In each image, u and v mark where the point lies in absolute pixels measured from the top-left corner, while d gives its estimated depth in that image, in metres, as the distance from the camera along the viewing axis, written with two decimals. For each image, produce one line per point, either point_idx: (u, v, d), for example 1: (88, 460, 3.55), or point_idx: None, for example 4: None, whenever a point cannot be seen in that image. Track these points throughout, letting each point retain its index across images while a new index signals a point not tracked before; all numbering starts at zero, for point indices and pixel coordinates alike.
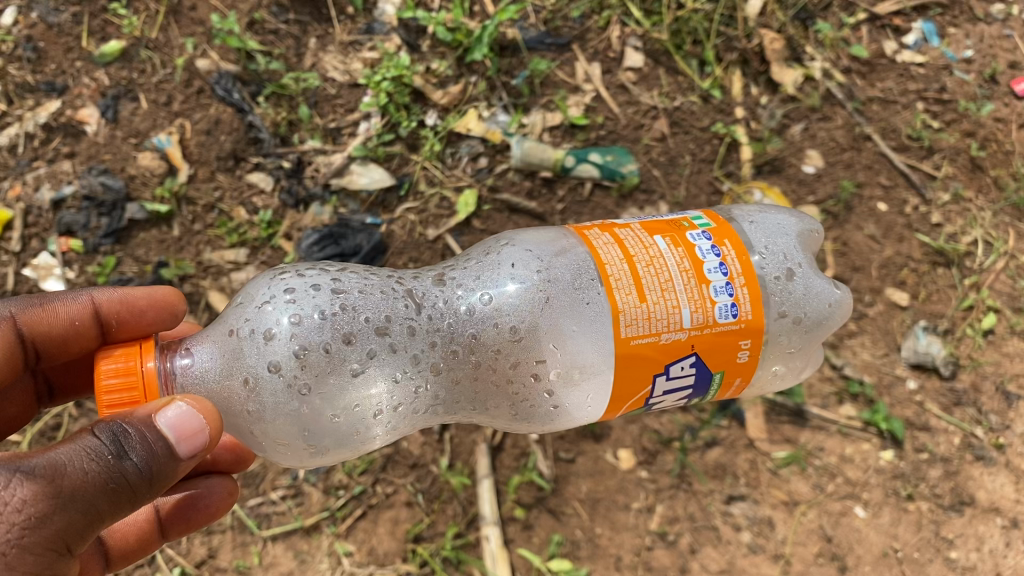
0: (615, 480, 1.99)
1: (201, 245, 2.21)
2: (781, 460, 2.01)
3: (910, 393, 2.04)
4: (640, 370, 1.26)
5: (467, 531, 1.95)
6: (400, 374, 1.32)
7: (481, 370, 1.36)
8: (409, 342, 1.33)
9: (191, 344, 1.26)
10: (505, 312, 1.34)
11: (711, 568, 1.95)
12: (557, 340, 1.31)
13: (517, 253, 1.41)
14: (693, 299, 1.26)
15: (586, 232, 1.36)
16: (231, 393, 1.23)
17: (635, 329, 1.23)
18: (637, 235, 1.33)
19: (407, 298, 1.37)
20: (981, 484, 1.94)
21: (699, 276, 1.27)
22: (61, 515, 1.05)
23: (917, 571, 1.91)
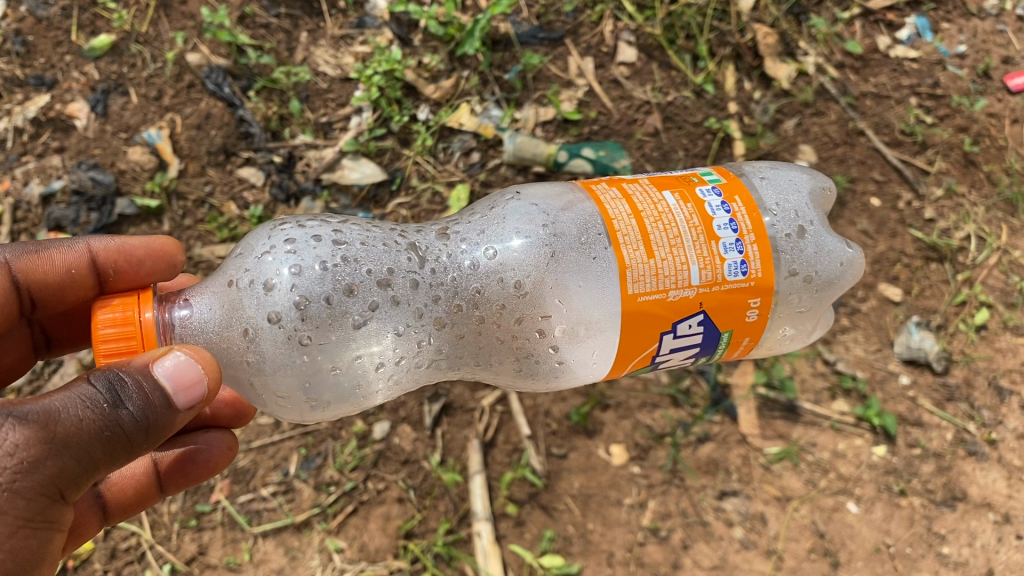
0: (608, 476, 1.99)
1: (191, 240, 2.19)
2: (774, 456, 2.01)
3: (903, 389, 2.04)
4: (647, 328, 1.26)
5: (458, 527, 1.94)
6: (403, 328, 1.31)
7: (485, 325, 1.36)
8: (413, 295, 1.31)
9: (189, 295, 1.24)
10: (510, 266, 1.34)
11: (703, 563, 1.93)
12: (562, 294, 1.31)
13: (523, 207, 1.40)
14: (702, 256, 1.25)
15: (593, 187, 1.36)
16: (231, 344, 1.21)
17: (642, 285, 1.23)
18: (645, 191, 1.33)
19: (410, 252, 1.36)
20: (973, 479, 1.94)
21: (709, 233, 1.26)
22: (55, 460, 1.04)
23: (910, 566, 1.90)
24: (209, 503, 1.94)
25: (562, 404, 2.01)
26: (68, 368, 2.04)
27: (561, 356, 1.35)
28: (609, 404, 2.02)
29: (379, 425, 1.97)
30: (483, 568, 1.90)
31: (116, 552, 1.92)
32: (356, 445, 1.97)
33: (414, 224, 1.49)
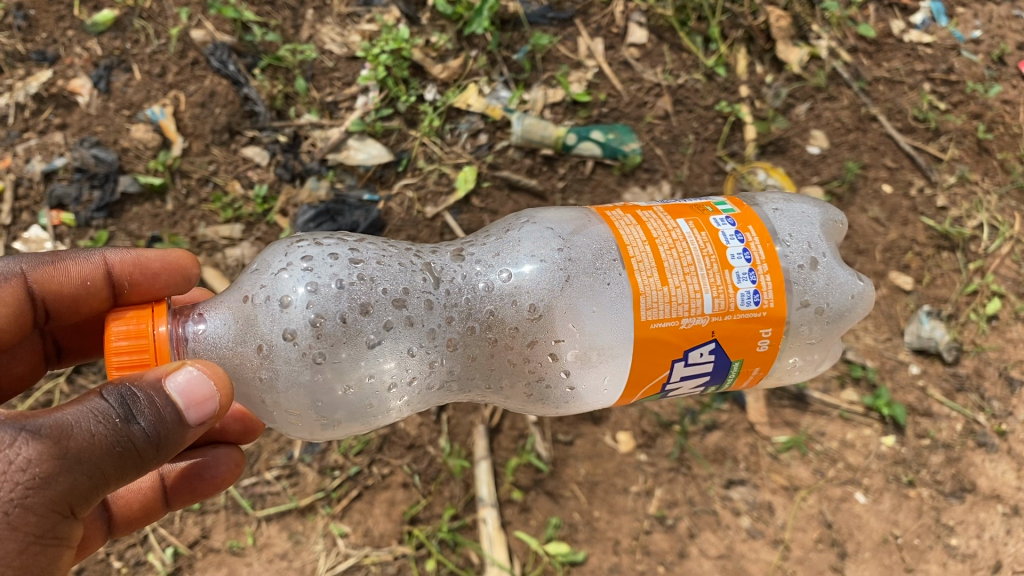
0: (614, 463, 1.97)
1: (194, 220, 2.16)
2: (782, 445, 1.99)
3: (913, 378, 2.02)
4: (659, 355, 1.24)
5: (464, 513, 1.93)
6: (416, 348, 1.28)
7: (497, 348, 1.33)
8: (426, 316, 1.29)
9: (204, 310, 1.22)
10: (524, 289, 1.31)
11: (709, 552, 1.91)
12: (575, 319, 1.28)
13: (538, 230, 1.38)
14: (715, 284, 1.23)
15: (608, 212, 1.33)
16: (243, 359, 1.19)
17: (655, 312, 1.20)
18: (659, 217, 1.30)
19: (425, 272, 1.33)
20: (982, 471, 1.92)
21: (722, 261, 1.24)
22: (67, 476, 1.01)
23: (918, 557, 1.89)
24: None
25: None
26: None
27: (570, 381, 1.32)
28: None
29: None
30: (488, 554, 1.89)
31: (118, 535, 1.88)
32: None
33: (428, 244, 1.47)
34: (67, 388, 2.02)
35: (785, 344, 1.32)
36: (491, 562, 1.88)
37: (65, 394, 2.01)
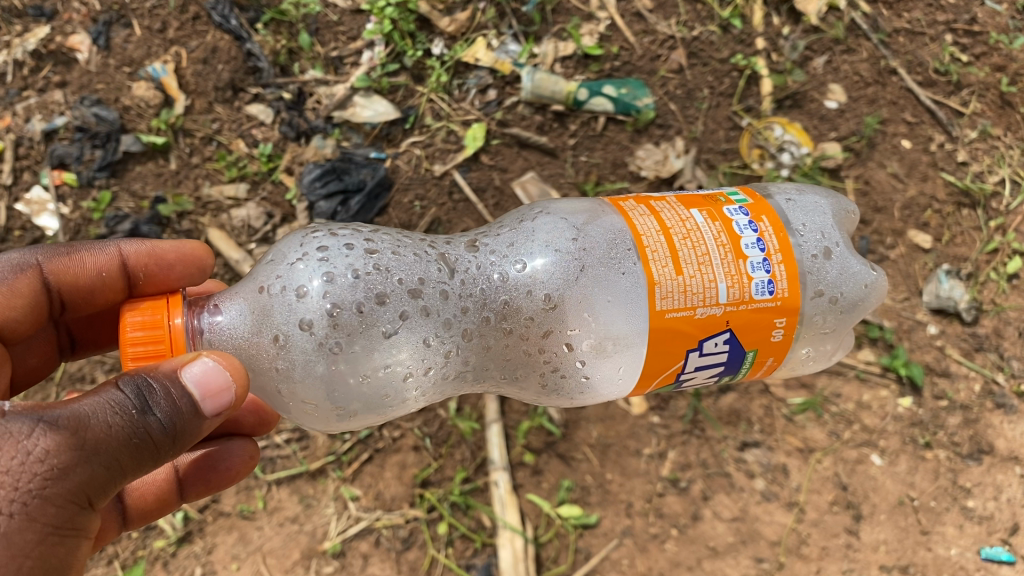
0: (626, 426, 1.94)
1: (198, 180, 2.12)
2: (797, 407, 1.96)
3: (930, 338, 1.99)
4: (674, 346, 1.20)
5: (475, 476, 1.90)
6: (431, 339, 1.24)
7: (512, 338, 1.29)
8: (441, 306, 1.25)
9: (219, 301, 1.19)
10: (540, 279, 1.27)
11: (723, 515, 1.89)
12: (589, 309, 1.25)
13: (551, 221, 1.34)
14: (730, 274, 1.19)
15: (622, 203, 1.30)
16: (259, 350, 1.16)
17: (670, 301, 1.17)
18: (672, 207, 1.26)
19: (440, 262, 1.30)
20: (1001, 432, 1.89)
21: (736, 251, 1.20)
22: (85, 468, 0.98)
23: (934, 520, 1.86)
24: None
25: None
26: None
27: (585, 373, 1.28)
28: None
29: None
30: (500, 518, 1.86)
31: None
32: None
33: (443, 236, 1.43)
34: None
35: (799, 334, 1.28)
36: (503, 524, 1.85)
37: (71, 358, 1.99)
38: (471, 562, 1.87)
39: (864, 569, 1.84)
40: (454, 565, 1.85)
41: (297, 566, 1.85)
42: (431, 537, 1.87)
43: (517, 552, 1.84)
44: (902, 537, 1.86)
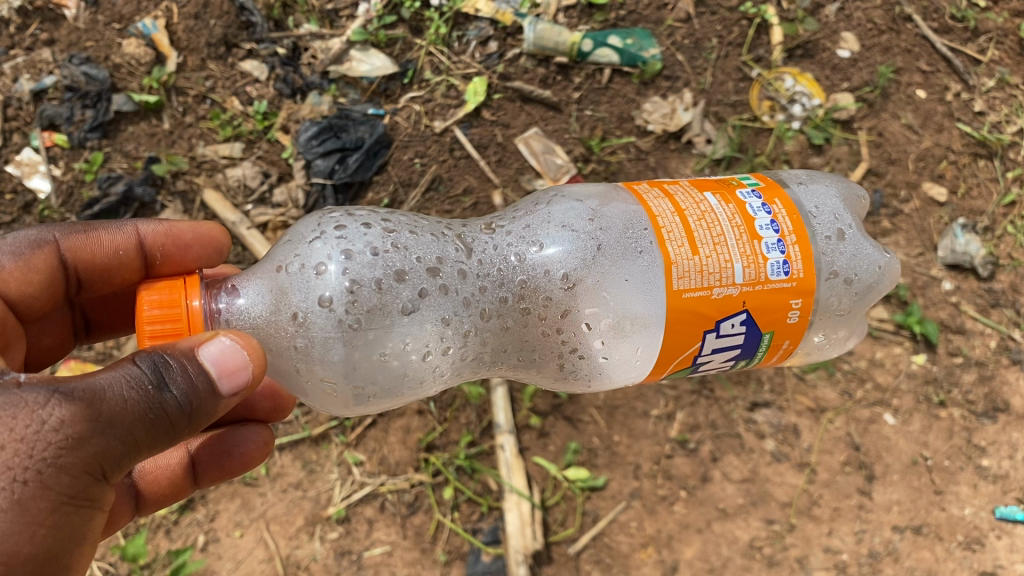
0: (634, 387, 1.88)
1: (193, 139, 2.06)
2: (809, 365, 1.90)
3: (945, 295, 1.95)
4: (693, 327, 1.14)
5: (481, 439, 1.85)
6: (448, 319, 1.19)
7: (530, 320, 1.24)
8: (458, 286, 1.20)
9: (235, 281, 1.14)
10: (556, 260, 1.22)
11: (733, 477, 1.84)
12: (608, 291, 1.20)
13: (566, 203, 1.29)
14: (746, 254, 1.14)
15: (635, 188, 1.25)
16: (276, 329, 1.11)
17: (687, 282, 1.12)
18: (686, 191, 1.22)
19: (457, 242, 1.25)
20: (1015, 390, 1.86)
21: (751, 232, 1.15)
22: (99, 442, 0.93)
23: (948, 479, 1.82)
24: None
25: None
26: None
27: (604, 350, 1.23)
28: None
29: None
30: (507, 482, 1.80)
31: None
32: None
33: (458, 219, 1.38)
34: None
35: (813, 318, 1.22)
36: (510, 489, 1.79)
37: None
38: (477, 527, 1.81)
39: (876, 530, 1.80)
40: (460, 530, 1.80)
41: (300, 532, 1.81)
42: (436, 502, 1.81)
43: (524, 517, 1.78)
44: (915, 497, 1.81)
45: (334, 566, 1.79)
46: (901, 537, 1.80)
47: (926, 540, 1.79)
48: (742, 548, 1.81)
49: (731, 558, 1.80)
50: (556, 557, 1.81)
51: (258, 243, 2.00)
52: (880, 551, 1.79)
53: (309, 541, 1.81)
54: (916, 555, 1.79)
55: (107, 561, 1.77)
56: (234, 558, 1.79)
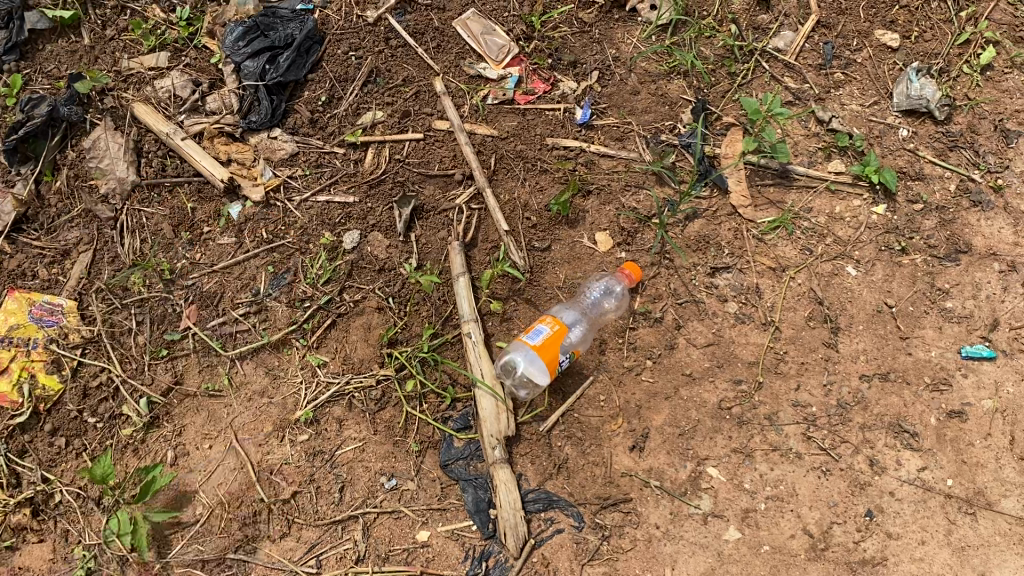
0: (593, 265, 1.88)
1: (116, 53, 2.05)
2: (767, 226, 1.90)
3: (903, 141, 1.98)
4: (557, 344, 1.63)
5: (444, 330, 1.81)
6: (603, 306, 1.81)
7: (593, 321, 1.79)
8: (591, 310, 1.80)
9: (617, 286, 1.82)
10: (593, 307, 1.80)
11: (697, 342, 1.80)
12: (593, 322, 1.79)
13: (579, 318, 1.77)
14: (550, 328, 1.64)
15: (550, 353, 1.62)
16: (606, 304, 1.81)
17: (546, 329, 1.64)
18: (546, 354, 1.62)
19: (594, 305, 1.80)
20: (978, 231, 1.88)
21: (551, 334, 1.64)
22: None
23: (913, 324, 1.80)
24: (178, 331, 1.81)
25: (540, 196, 1.94)
26: (4, 207, 1.89)
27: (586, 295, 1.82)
28: (588, 194, 1.95)
29: (349, 234, 1.88)
30: (477, 375, 1.72)
31: (88, 391, 1.76)
32: (327, 257, 1.86)
33: (583, 325, 1.76)
34: (8, 249, 1.89)
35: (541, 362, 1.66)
36: (479, 380, 1.71)
37: (5, 255, 1.88)
38: (447, 416, 1.74)
39: (844, 380, 1.75)
40: (430, 420, 1.73)
41: (270, 438, 1.71)
42: (404, 395, 1.75)
43: (498, 403, 1.70)
44: (881, 345, 1.78)
45: (307, 468, 1.69)
46: (869, 385, 1.74)
47: (894, 386, 1.74)
48: (712, 410, 1.73)
49: (701, 421, 1.72)
50: (529, 436, 1.74)
51: (195, 153, 1.93)
52: (849, 401, 1.73)
53: (280, 446, 1.71)
54: (885, 401, 1.73)
55: (76, 486, 1.68)
56: (205, 469, 1.69)
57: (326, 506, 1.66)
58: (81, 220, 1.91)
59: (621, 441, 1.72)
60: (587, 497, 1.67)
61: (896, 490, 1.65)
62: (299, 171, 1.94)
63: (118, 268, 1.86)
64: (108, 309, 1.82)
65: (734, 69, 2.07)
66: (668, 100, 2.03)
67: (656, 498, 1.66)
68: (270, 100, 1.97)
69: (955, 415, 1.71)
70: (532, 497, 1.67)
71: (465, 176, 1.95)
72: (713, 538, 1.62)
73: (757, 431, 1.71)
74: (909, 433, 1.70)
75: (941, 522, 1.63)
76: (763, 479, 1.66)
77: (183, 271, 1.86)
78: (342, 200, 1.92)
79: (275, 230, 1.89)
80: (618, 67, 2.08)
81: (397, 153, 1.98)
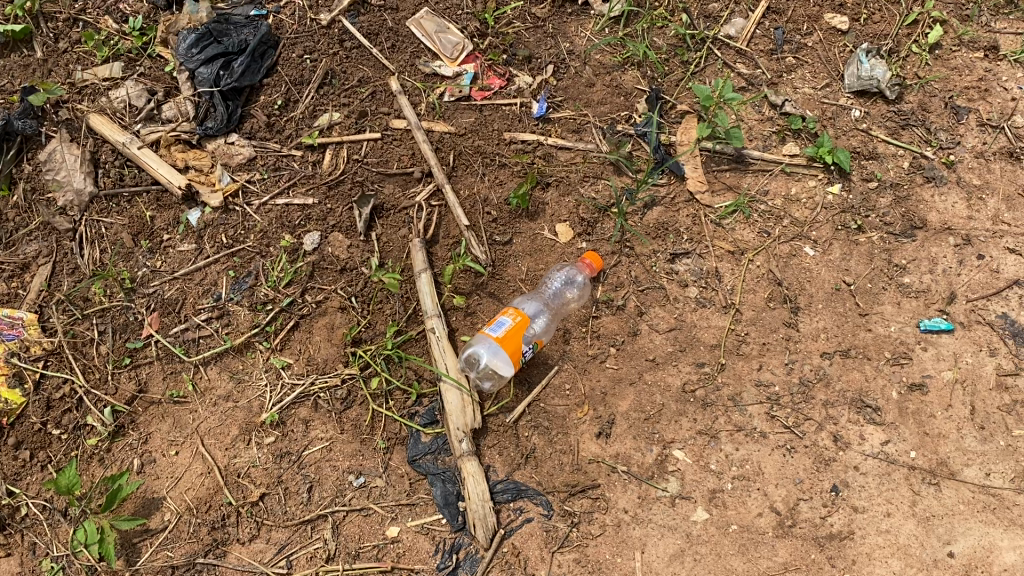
0: (556, 256, 1.89)
1: (70, 65, 2.06)
2: (724, 211, 1.92)
3: (855, 122, 2.01)
4: (520, 337, 1.62)
5: (408, 327, 1.81)
6: (566, 296, 1.82)
7: (556, 312, 1.80)
8: (554, 301, 1.81)
9: (578, 276, 1.83)
10: (555, 298, 1.81)
11: (660, 327, 1.81)
12: (556, 312, 1.80)
13: (541, 308, 1.77)
14: (514, 320, 1.63)
15: (514, 346, 1.61)
16: (567, 295, 1.82)
17: (510, 321, 1.63)
18: (510, 347, 1.61)
19: (557, 296, 1.81)
20: (932, 206, 1.90)
21: (516, 327, 1.62)
22: None
23: (872, 301, 1.81)
24: (140, 339, 1.80)
25: (500, 190, 1.95)
26: None
27: (548, 286, 1.83)
28: (547, 186, 1.96)
29: (309, 236, 1.88)
30: (442, 368, 1.72)
31: (52, 403, 1.75)
32: (288, 259, 1.87)
33: (546, 315, 1.77)
34: None
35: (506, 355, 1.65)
36: (444, 374, 1.71)
37: None
38: (414, 411, 1.74)
39: (805, 358, 1.76)
40: (396, 416, 1.73)
41: (236, 441, 1.71)
42: (370, 393, 1.75)
43: (464, 395, 1.69)
44: (841, 322, 1.80)
45: (275, 470, 1.69)
46: (831, 362, 1.75)
47: (855, 362, 1.75)
48: (676, 394, 1.74)
49: (666, 405, 1.73)
50: (496, 428, 1.74)
51: (153, 161, 1.92)
52: (811, 378, 1.74)
53: (247, 449, 1.71)
54: (847, 377, 1.74)
55: (43, 498, 1.67)
56: (172, 476, 1.69)
57: (295, 507, 1.65)
58: (40, 232, 1.90)
59: (587, 429, 1.73)
60: (556, 485, 1.67)
61: (860, 464, 1.66)
62: (257, 175, 1.95)
63: (79, 279, 1.86)
64: (69, 320, 1.81)
65: (687, 57, 2.09)
66: (623, 91, 2.05)
67: (624, 483, 1.67)
68: (225, 106, 1.98)
69: (916, 388, 1.72)
70: (501, 488, 1.67)
71: (424, 174, 1.96)
72: (681, 520, 1.62)
73: (721, 412, 1.72)
74: (871, 408, 1.71)
75: (905, 494, 1.63)
76: (729, 460, 1.67)
77: (143, 279, 1.86)
78: (302, 201, 1.92)
79: (235, 235, 1.90)
80: (573, 60, 2.09)
81: (355, 153, 1.99)
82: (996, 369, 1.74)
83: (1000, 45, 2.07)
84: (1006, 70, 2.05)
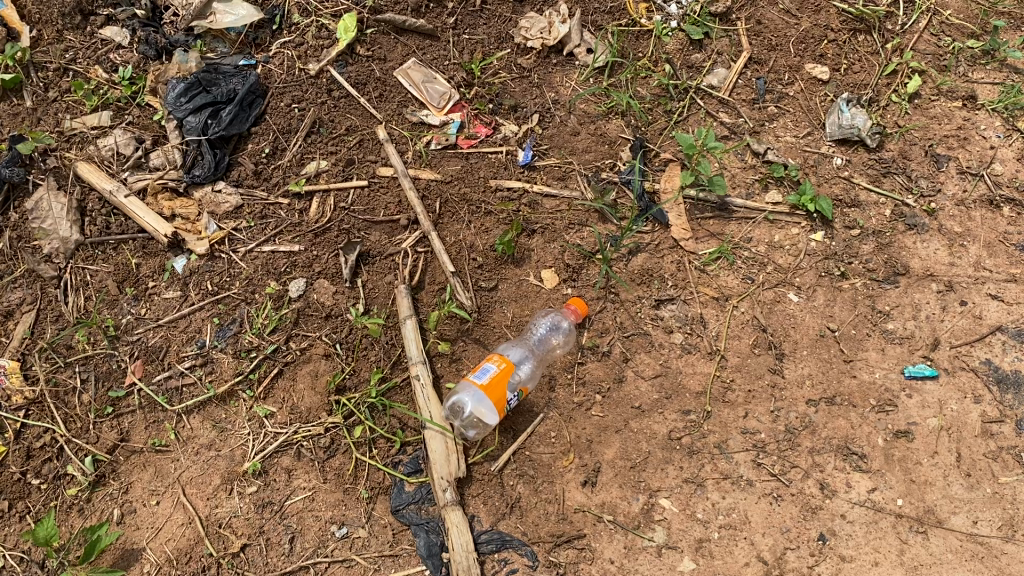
0: (541, 302, 1.90)
1: (59, 114, 2.08)
2: (708, 257, 1.93)
3: (837, 170, 2.03)
4: (505, 384, 1.61)
5: (392, 375, 1.81)
6: (552, 343, 1.81)
7: (541, 360, 1.79)
8: (539, 348, 1.80)
9: (564, 323, 1.82)
10: (540, 344, 1.80)
11: (645, 374, 1.81)
12: (541, 359, 1.79)
13: (526, 355, 1.76)
14: (499, 366, 1.62)
15: (500, 394, 1.60)
16: (553, 342, 1.81)
17: (494, 368, 1.62)
18: (496, 393, 1.59)
19: (542, 343, 1.81)
20: (914, 253, 1.92)
21: (501, 373, 1.61)
22: None
23: (856, 347, 1.82)
24: (123, 388, 1.80)
25: (485, 237, 1.96)
26: None
27: (533, 331, 1.83)
28: (532, 233, 1.97)
29: (294, 283, 1.89)
30: (426, 416, 1.71)
31: (31, 453, 1.73)
32: (274, 306, 1.87)
33: (532, 362, 1.76)
34: None
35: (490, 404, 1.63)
36: (428, 422, 1.70)
37: None
38: (397, 460, 1.73)
39: (791, 406, 1.75)
40: (379, 464, 1.72)
41: (218, 491, 1.69)
42: (353, 441, 1.74)
43: (448, 442, 1.69)
44: (826, 368, 1.80)
45: (257, 520, 1.67)
46: (817, 410, 1.75)
47: (841, 409, 1.75)
48: (662, 441, 1.73)
49: (652, 453, 1.72)
50: (481, 476, 1.73)
51: (139, 209, 1.94)
52: (797, 426, 1.73)
53: (228, 499, 1.69)
54: (832, 424, 1.73)
55: (20, 549, 1.65)
56: (153, 527, 1.66)
57: (276, 558, 1.63)
58: (24, 280, 1.91)
59: (573, 477, 1.72)
60: (541, 535, 1.66)
61: (847, 512, 1.64)
62: (244, 223, 1.96)
63: (62, 327, 1.85)
64: (52, 369, 1.80)
65: (670, 107, 2.13)
66: (607, 139, 2.08)
67: (610, 532, 1.65)
68: (213, 153, 1.99)
69: (902, 435, 1.72)
70: (485, 538, 1.66)
71: (410, 221, 1.97)
72: (668, 570, 1.60)
73: (707, 459, 1.71)
74: (857, 455, 1.70)
75: (893, 543, 1.61)
76: (716, 508, 1.66)
77: (127, 327, 1.85)
78: (288, 248, 1.93)
79: (220, 283, 1.90)
80: (558, 110, 2.12)
81: (342, 201, 2.00)
82: (981, 416, 1.74)
83: (978, 94, 2.11)
84: (984, 118, 2.08)
